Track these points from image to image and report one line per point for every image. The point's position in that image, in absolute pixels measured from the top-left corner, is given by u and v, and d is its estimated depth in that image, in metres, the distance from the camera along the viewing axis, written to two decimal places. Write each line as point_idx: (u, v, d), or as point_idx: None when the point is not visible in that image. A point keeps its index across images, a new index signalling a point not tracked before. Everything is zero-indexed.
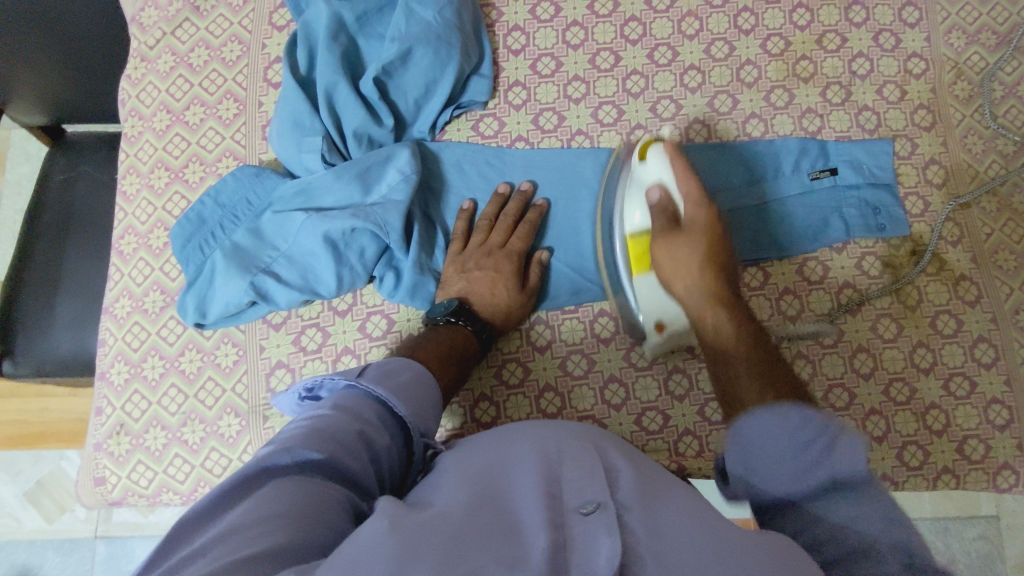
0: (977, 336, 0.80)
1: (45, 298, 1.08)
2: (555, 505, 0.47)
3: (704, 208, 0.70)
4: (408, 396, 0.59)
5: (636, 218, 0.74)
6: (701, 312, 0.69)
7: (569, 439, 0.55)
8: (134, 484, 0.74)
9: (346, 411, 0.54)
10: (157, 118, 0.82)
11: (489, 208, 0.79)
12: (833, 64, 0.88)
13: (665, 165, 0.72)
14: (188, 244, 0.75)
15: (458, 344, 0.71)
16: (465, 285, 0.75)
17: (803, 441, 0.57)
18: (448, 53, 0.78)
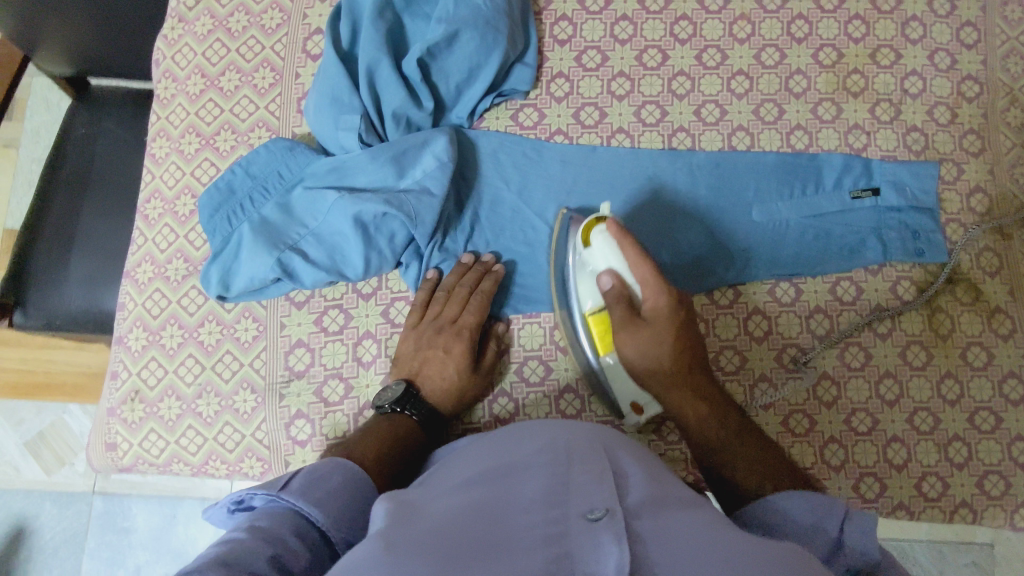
0: (1008, 371, 0.79)
1: (60, 251, 1.07)
2: (559, 512, 0.46)
3: (663, 295, 0.65)
4: (338, 502, 0.53)
5: (590, 304, 0.71)
6: (672, 400, 0.67)
7: (581, 440, 0.54)
8: (145, 452, 0.74)
9: (260, 532, 0.48)
10: (191, 81, 0.80)
11: (450, 276, 0.75)
12: (885, 81, 0.85)
13: (610, 245, 0.67)
14: (215, 213, 0.73)
15: (402, 433, 0.66)
16: (416, 364, 0.72)
17: (816, 523, 0.54)
18: (495, 40, 0.76)
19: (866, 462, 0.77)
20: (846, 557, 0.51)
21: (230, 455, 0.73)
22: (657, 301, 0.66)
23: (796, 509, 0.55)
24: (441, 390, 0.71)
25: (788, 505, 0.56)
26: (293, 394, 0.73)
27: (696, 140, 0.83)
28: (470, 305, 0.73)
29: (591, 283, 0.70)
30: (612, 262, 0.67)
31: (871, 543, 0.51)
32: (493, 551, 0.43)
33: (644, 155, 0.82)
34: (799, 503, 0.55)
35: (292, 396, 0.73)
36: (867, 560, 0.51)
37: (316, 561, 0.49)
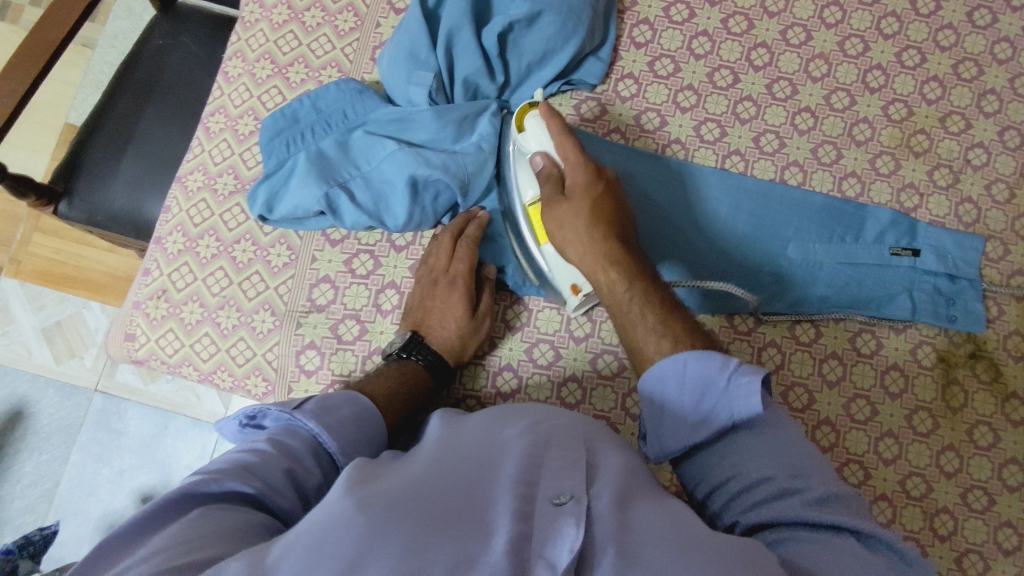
0: (1010, 457, 0.78)
1: (114, 151, 1.11)
2: (528, 493, 0.48)
3: (582, 170, 0.69)
4: (344, 434, 0.57)
5: (529, 194, 0.76)
6: (594, 274, 0.68)
7: (563, 428, 0.55)
8: (159, 350, 0.76)
9: (279, 446, 0.53)
10: (277, 11, 0.83)
11: (443, 232, 0.75)
12: (949, 147, 0.85)
13: (544, 129, 0.71)
14: (275, 137, 0.75)
15: (408, 377, 0.68)
16: (418, 316, 0.74)
17: (699, 381, 0.56)
18: (576, 27, 0.77)
19: None
20: (723, 408, 0.54)
21: (238, 370, 0.75)
22: (577, 177, 0.69)
23: (687, 365, 0.57)
24: (445, 341, 0.72)
25: (676, 366, 0.57)
26: (310, 325, 0.75)
27: (750, 166, 0.84)
28: (459, 251, 0.74)
29: (528, 174, 0.76)
30: (543, 145, 0.72)
31: (748, 399, 0.53)
32: (461, 522, 0.45)
33: (694, 170, 0.82)
34: (683, 363, 0.57)
35: (308, 326, 0.75)
36: (743, 417, 0.53)
37: (325, 479, 0.55)
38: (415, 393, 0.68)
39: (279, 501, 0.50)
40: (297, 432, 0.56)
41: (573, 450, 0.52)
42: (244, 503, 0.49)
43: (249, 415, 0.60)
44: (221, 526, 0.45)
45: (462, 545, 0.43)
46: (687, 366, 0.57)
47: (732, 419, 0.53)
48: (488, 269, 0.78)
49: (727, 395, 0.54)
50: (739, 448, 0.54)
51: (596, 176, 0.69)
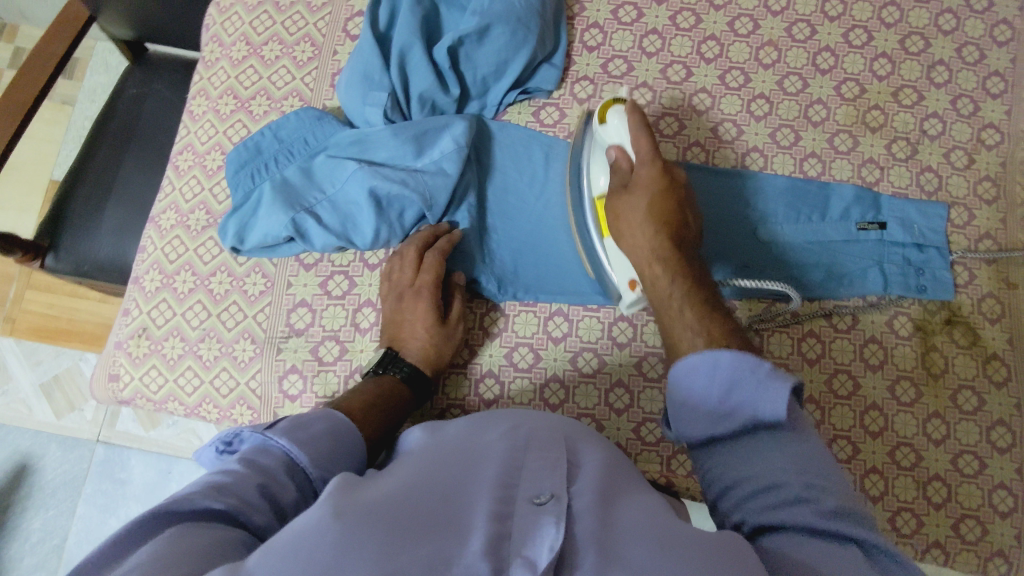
0: (996, 419, 0.79)
1: (95, 202, 1.12)
2: (504, 493, 0.46)
3: (650, 166, 0.70)
4: (316, 445, 0.56)
5: (600, 183, 0.75)
6: (642, 271, 0.69)
7: (542, 429, 0.54)
8: (144, 387, 0.76)
9: (251, 464, 0.51)
10: (235, 47, 0.85)
11: (410, 246, 0.75)
12: (905, 120, 0.86)
13: (624, 123, 0.71)
14: (241, 170, 0.77)
15: (385, 392, 0.69)
16: (391, 332, 0.75)
17: (722, 385, 0.54)
18: (525, 37, 0.78)
19: None
20: (747, 406, 0.53)
21: (224, 400, 0.76)
22: (642, 172, 0.70)
23: (717, 362, 0.55)
24: (421, 353, 0.73)
25: (710, 361, 0.55)
26: (291, 349, 0.76)
27: (710, 156, 0.85)
28: (423, 265, 0.74)
29: (601, 161, 0.75)
30: (620, 137, 0.72)
31: (774, 404, 0.52)
32: (436, 524, 0.43)
33: None
34: (713, 357, 0.55)
35: (289, 351, 0.76)
36: (766, 418, 0.52)
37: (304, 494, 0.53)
38: (396, 405, 0.68)
39: (257, 519, 0.48)
40: (271, 450, 0.54)
41: (551, 452, 0.51)
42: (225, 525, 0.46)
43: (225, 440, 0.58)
44: (203, 545, 0.43)
45: (439, 546, 0.42)
46: (721, 364, 0.55)
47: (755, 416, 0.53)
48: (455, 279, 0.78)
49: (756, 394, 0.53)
50: (756, 451, 0.52)
51: (665, 174, 0.70)
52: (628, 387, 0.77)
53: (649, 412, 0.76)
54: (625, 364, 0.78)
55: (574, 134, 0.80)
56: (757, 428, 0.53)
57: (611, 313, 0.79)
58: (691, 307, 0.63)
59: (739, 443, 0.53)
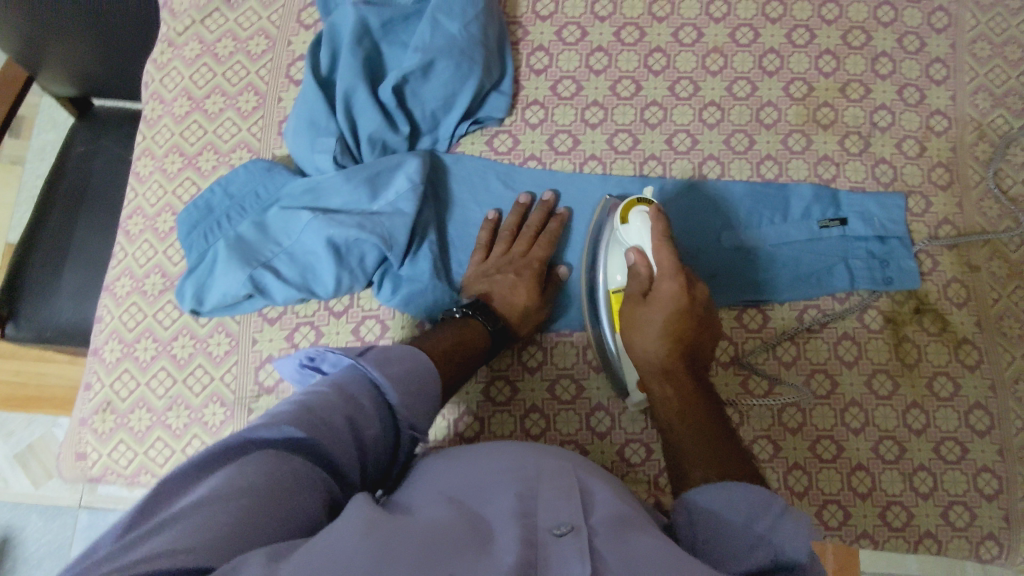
0: (973, 402, 0.79)
1: (53, 265, 1.07)
2: (527, 522, 0.47)
3: (671, 279, 0.69)
4: (404, 384, 0.59)
5: (617, 280, 0.75)
6: (646, 377, 0.71)
7: (550, 459, 0.55)
8: (113, 463, 0.74)
9: (341, 392, 0.56)
10: (177, 103, 0.83)
11: (512, 217, 0.80)
12: (855, 114, 0.87)
13: (647, 227, 0.72)
14: (193, 230, 0.75)
15: (469, 339, 0.70)
16: (484, 287, 0.76)
17: (745, 513, 0.54)
18: (470, 68, 0.78)
19: (831, 489, 0.77)
20: (769, 549, 0.51)
21: None
22: (662, 285, 0.70)
23: (736, 499, 0.54)
24: (509, 306, 0.74)
25: (727, 493, 0.55)
26: (262, 408, 0.75)
27: (668, 169, 0.85)
28: (537, 242, 0.79)
29: (619, 258, 0.75)
30: (641, 241, 0.72)
31: (797, 540, 0.51)
32: (467, 549, 0.44)
33: (615, 181, 0.83)
34: (738, 494, 0.54)
35: (260, 411, 0.74)
36: (792, 559, 0.51)
37: (382, 430, 0.58)
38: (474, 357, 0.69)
39: (337, 451, 0.52)
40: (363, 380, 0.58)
41: (567, 482, 0.51)
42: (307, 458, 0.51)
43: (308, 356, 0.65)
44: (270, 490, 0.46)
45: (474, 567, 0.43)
46: (735, 495, 0.55)
47: (775, 557, 0.51)
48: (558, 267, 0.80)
49: (778, 529, 0.52)
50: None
51: (685, 293, 0.69)
52: (608, 409, 0.77)
53: (632, 432, 0.76)
54: (602, 386, 0.77)
55: (597, 219, 0.79)
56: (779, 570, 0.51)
57: (584, 336, 0.79)
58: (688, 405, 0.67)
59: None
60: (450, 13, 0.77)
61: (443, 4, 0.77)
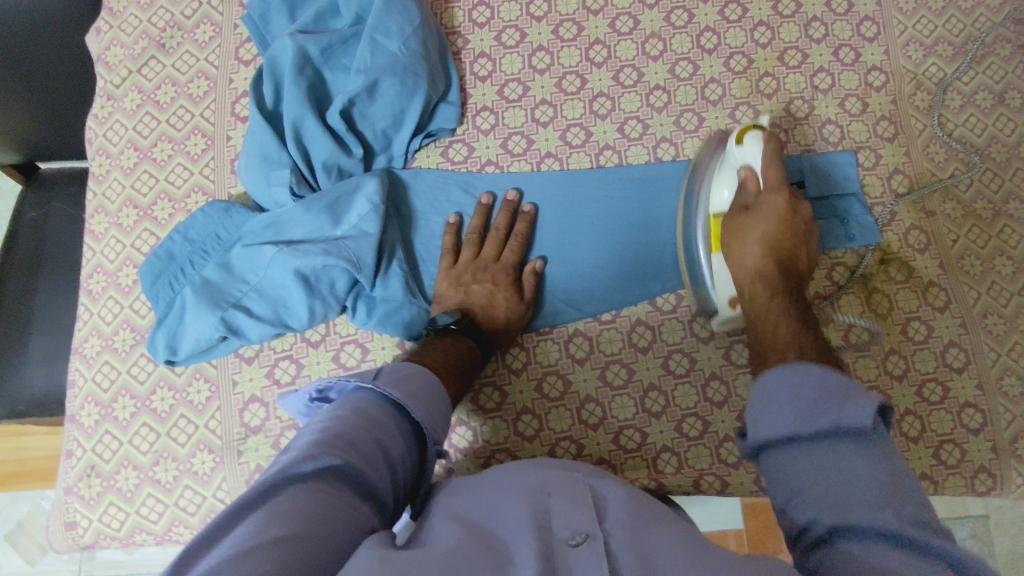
0: (948, 342, 0.81)
1: (17, 336, 1.04)
2: (539, 535, 0.47)
3: (782, 194, 0.71)
4: (423, 402, 0.61)
5: (722, 198, 0.76)
6: (741, 285, 0.71)
7: (558, 476, 0.56)
8: (105, 527, 0.72)
9: (361, 413, 0.56)
10: (124, 156, 0.81)
11: (474, 220, 0.81)
12: (795, 80, 0.89)
13: (761, 150, 0.73)
14: (157, 280, 0.74)
15: (461, 353, 0.71)
16: (461, 299, 0.77)
17: (812, 388, 0.50)
18: (415, 83, 0.78)
19: None
20: (833, 413, 0.48)
21: (193, 519, 0.72)
22: (773, 198, 0.71)
23: (805, 374, 0.51)
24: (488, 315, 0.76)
25: (797, 377, 0.52)
26: (251, 450, 0.74)
27: (623, 156, 0.85)
28: (505, 245, 0.80)
29: (728, 176, 0.76)
30: (752, 161, 0.74)
31: (863, 415, 0.47)
32: (482, 566, 0.44)
33: (574, 176, 0.84)
34: (807, 373, 0.51)
35: (250, 452, 0.73)
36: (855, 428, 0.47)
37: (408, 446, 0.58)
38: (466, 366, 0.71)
39: (370, 476, 0.52)
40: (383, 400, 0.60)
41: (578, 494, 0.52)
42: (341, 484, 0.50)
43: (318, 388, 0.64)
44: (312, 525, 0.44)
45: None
46: (801, 377, 0.51)
47: (839, 425, 0.48)
48: (534, 260, 0.80)
49: (846, 403, 0.48)
50: (843, 463, 0.47)
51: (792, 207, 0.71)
52: (598, 400, 0.78)
53: (624, 419, 0.77)
54: (590, 378, 0.79)
55: (701, 160, 0.82)
56: (842, 434, 0.48)
57: (564, 331, 0.80)
58: (790, 320, 0.65)
59: (825, 449, 0.48)
60: (388, 32, 0.77)
61: (380, 24, 0.77)
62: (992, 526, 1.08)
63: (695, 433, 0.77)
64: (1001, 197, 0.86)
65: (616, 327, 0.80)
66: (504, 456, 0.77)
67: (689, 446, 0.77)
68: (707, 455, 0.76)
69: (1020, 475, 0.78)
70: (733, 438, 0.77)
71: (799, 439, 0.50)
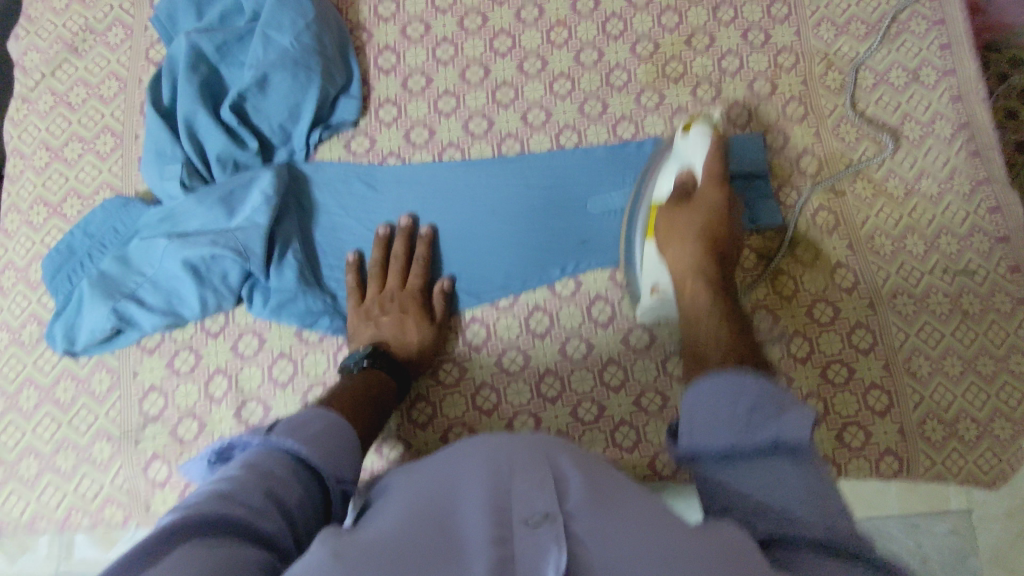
0: (855, 323, 0.80)
1: None
2: (498, 518, 0.44)
3: (717, 187, 0.72)
4: (319, 446, 0.58)
5: (663, 190, 0.76)
6: (682, 279, 0.70)
7: (520, 450, 0.50)
8: (8, 514, 0.75)
9: (253, 470, 0.53)
10: (37, 155, 0.84)
11: (376, 252, 0.80)
12: (702, 64, 0.88)
13: (705, 145, 0.74)
14: (58, 273, 0.77)
15: (375, 387, 0.71)
16: (372, 333, 0.76)
17: (748, 404, 0.50)
18: (307, 77, 0.79)
19: None
20: (775, 424, 0.48)
21: (91, 506, 0.74)
22: (708, 192, 0.73)
23: (743, 384, 0.51)
24: (403, 346, 0.76)
25: (727, 387, 0.51)
26: (148, 438, 0.75)
27: (526, 145, 0.86)
28: (409, 272, 0.80)
29: (672, 167, 0.76)
30: (694, 158, 0.75)
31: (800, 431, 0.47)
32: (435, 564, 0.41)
33: (473, 166, 0.84)
34: (747, 388, 0.51)
35: (147, 440, 0.75)
36: (795, 441, 0.47)
37: (307, 493, 0.55)
38: (379, 400, 0.70)
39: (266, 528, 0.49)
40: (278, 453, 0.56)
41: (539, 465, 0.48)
42: (237, 535, 0.46)
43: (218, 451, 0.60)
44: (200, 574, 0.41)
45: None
46: (727, 389, 0.51)
47: (776, 439, 0.48)
48: (443, 280, 0.80)
49: (782, 417, 0.48)
50: (776, 475, 0.47)
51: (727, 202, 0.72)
52: (493, 386, 0.78)
53: (519, 405, 0.77)
54: (485, 365, 0.79)
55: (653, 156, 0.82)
56: (781, 452, 0.48)
57: (462, 319, 0.81)
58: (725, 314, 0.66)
59: (759, 466, 0.48)
60: (280, 27, 0.79)
61: (272, 20, 0.79)
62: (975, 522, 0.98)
63: (590, 418, 0.77)
64: (913, 176, 0.84)
65: (514, 313, 0.80)
66: (398, 443, 0.77)
67: (583, 430, 0.77)
68: (601, 440, 0.76)
69: (927, 457, 0.76)
70: (628, 422, 0.76)
71: (731, 456, 0.49)
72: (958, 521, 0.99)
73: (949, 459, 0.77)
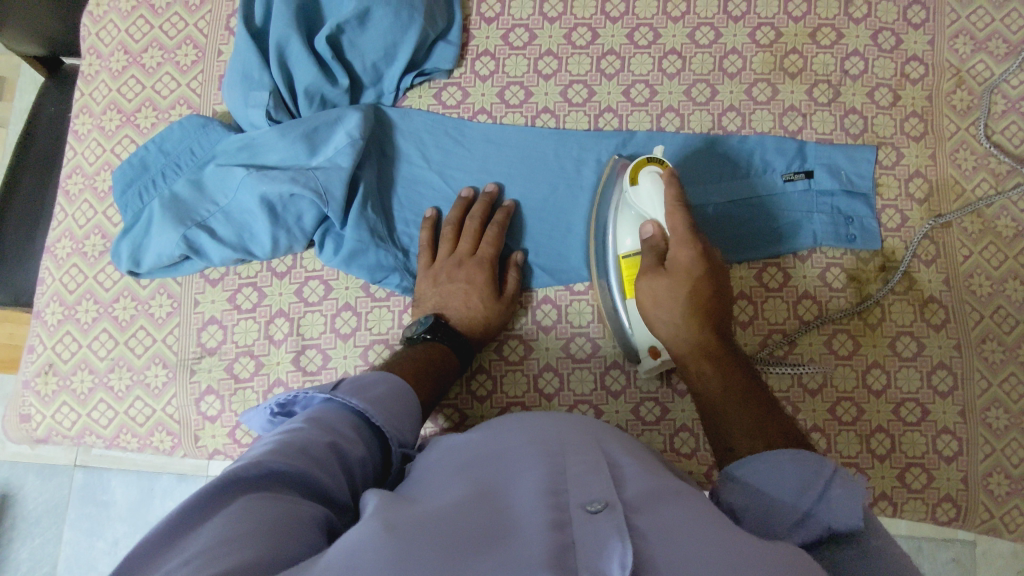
0: (937, 362, 0.77)
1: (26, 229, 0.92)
2: (554, 501, 0.40)
3: (689, 248, 0.65)
4: (383, 406, 0.57)
5: (625, 245, 0.71)
6: (686, 358, 0.65)
7: (570, 434, 0.48)
8: (58, 425, 0.74)
9: (320, 424, 0.51)
10: (114, 58, 0.80)
11: (453, 212, 0.77)
12: (824, 61, 0.82)
13: (657, 188, 0.68)
14: (128, 188, 0.74)
15: (434, 360, 0.69)
16: (438, 299, 0.74)
17: (799, 484, 0.49)
18: (410, 16, 0.74)
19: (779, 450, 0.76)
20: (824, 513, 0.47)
21: (141, 429, 0.74)
22: (679, 254, 0.66)
23: (795, 462, 0.50)
24: (465, 319, 0.73)
25: (792, 460, 0.50)
26: (204, 370, 0.74)
27: (624, 121, 0.81)
28: (483, 237, 0.76)
29: (630, 222, 0.71)
30: (654, 207, 0.69)
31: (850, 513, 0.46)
32: (488, 542, 0.38)
33: (567, 136, 0.79)
34: (795, 462, 0.50)
35: (203, 371, 0.74)
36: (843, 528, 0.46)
37: (371, 451, 0.53)
38: (441, 371, 0.68)
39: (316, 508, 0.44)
40: (339, 409, 0.55)
41: (592, 455, 0.44)
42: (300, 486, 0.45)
43: (280, 403, 0.59)
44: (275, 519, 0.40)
45: (498, 562, 0.36)
46: (785, 466, 0.50)
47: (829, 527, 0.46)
48: (516, 253, 0.77)
49: (829, 501, 0.47)
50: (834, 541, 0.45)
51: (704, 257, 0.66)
52: (557, 370, 0.76)
53: (580, 393, 0.75)
54: (552, 347, 0.77)
55: (604, 185, 0.76)
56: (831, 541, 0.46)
57: (533, 296, 0.78)
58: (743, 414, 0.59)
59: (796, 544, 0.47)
60: None
61: None
62: (977, 556, 0.98)
63: (651, 419, 0.75)
64: None
65: (587, 299, 0.77)
66: (452, 414, 0.76)
67: (642, 430, 0.75)
68: (659, 441, 0.74)
69: (986, 510, 0.75)
70: (689, 429, 0.74)
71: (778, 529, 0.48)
72: (960, 551, 0.99)
73: (1008, 516, 0.75)
